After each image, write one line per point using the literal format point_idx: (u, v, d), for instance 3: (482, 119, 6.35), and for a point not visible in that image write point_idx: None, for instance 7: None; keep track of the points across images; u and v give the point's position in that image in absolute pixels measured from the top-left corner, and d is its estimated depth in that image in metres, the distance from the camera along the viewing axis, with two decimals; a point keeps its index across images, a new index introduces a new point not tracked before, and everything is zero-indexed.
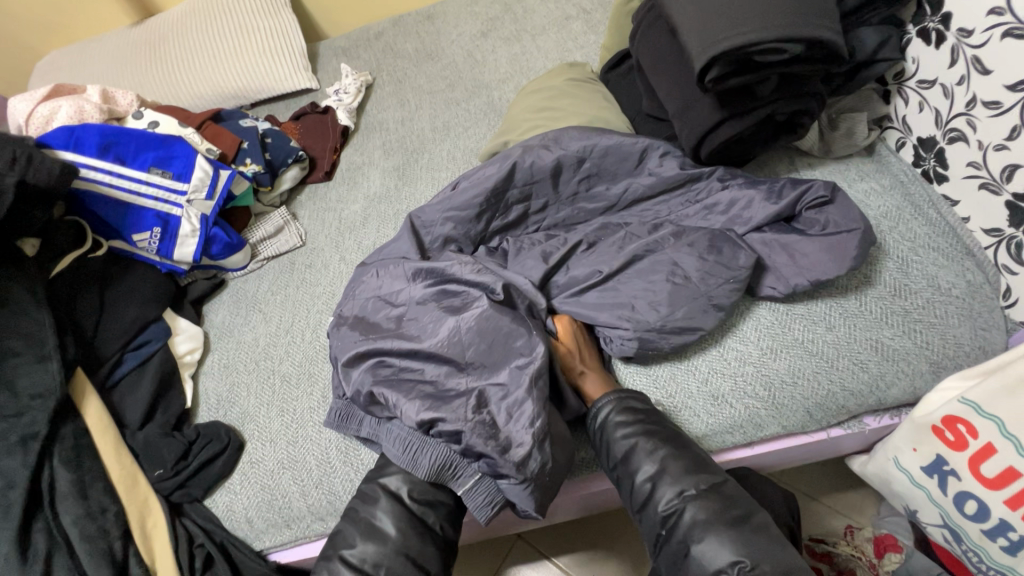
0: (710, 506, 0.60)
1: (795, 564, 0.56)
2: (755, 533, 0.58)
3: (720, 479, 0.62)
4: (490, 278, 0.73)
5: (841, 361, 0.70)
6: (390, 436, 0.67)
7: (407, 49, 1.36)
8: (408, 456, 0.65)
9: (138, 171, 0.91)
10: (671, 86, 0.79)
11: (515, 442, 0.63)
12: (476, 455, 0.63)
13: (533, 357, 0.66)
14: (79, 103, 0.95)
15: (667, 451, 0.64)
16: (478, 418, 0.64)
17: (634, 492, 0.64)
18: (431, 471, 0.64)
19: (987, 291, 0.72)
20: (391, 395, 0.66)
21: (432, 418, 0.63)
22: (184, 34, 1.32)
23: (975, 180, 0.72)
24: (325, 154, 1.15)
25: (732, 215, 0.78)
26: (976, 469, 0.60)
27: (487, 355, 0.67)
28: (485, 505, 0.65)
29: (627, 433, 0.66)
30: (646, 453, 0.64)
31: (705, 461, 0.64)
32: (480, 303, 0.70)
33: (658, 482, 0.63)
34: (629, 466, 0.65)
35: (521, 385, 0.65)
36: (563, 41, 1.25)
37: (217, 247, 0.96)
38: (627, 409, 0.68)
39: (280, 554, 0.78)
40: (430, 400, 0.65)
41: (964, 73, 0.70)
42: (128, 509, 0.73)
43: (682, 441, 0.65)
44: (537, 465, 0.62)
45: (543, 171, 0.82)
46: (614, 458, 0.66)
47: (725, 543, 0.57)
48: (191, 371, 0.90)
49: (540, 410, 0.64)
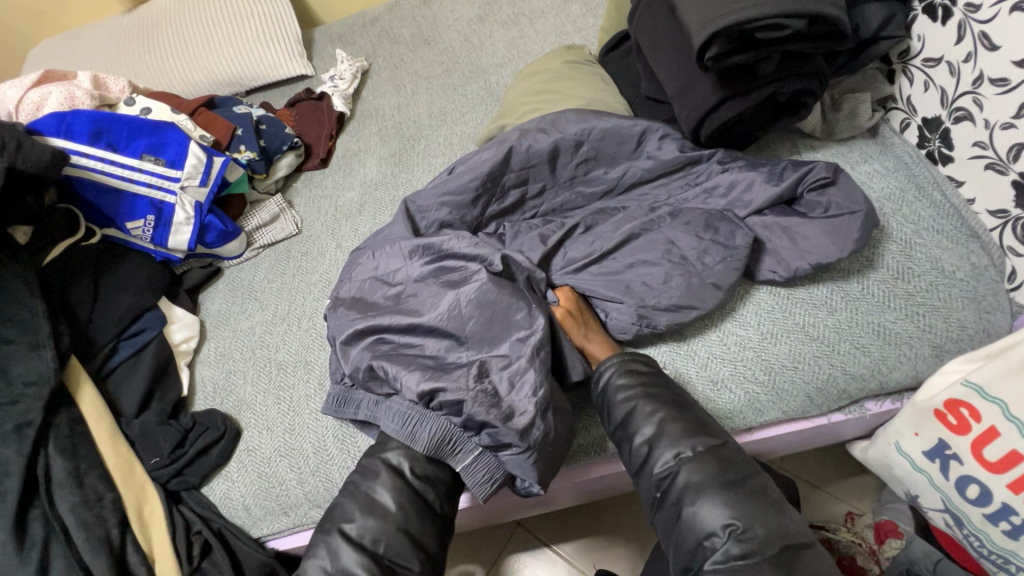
0: (705, 468, 0.59)
1: (790, 527, 0.56)
2: (749, 495, 0.57)
3: (719, 441, 0.61)
4: (489, 252, 0.72)
5: (842, 345, 0.69)
6: (390, 412, 0.66)
7: (403, 34, 1.34)
8: (407, 430, 0.64)
9: (131, 158, 0.90)
10: (670, 66, 0.78)
11: (518, 411, 0.63)
12: (478, 426, 0.63)
13: (534, 328, 0.66)
14: (70, 88, 0.94)
15: (667, 414, 0.63)
16: (480, 387, 0.63)
17: (631, 454, 0.64)
18: (430, 444, 0.63)
19: (992, 274, 0.71)
20: (391, 368, 0.65)
21: (433, 389, 0.63)
22: (177, 21, 1.30)
23: (981, 160, 0.70)
24: (321, 141, 1.13)
25: (732, 198, 0.77)
26: (979, 454, 0.60)
27: (488, 328, 0.67)
28: (485, 483, 0.64)
29: (626, 396, 0.65)
30: (645, 415, 0.63)
31: (705, 423, 0.63)
32: (479, 276, 0.69)
33: (654, 444, 0.62)
34: (628, 429, 0.64)
35: (522, 355, 0.65)
36: (562, 24, 1.23)
37: (212, 235, 0.95)
38: (630, 371, 0.67)
39: (277, 542, 0.78)
40: (431, 370, 0.65)
41: (970, 50, 0.68)
42: (125, 498, 0.72)
43: (684, 403, 0.64)
44: (540, 433, 0.62)
45: (539, 155, 0.81)
46: (614, 421, 0.65)
47: (721, 503, 0.57)
48: (188, 359, 0.90)
49: (543, 378, 0.64)
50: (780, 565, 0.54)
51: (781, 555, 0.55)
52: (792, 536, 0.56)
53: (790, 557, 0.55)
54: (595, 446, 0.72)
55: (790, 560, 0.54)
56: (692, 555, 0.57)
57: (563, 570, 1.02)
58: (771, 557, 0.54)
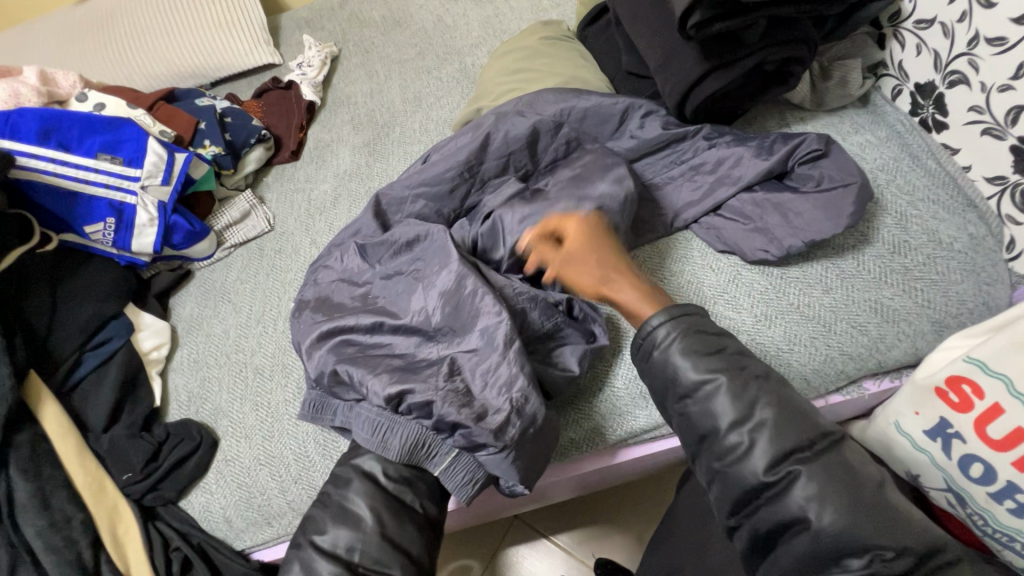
0: (828, 472, 0.48)
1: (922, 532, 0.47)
2: (881, 508, 0.47)
3: (834, 438, 0.51)
4: (440, 238, 0.69)
5: (839, 325, 0.67)
6: (358, 420, 0.62)
7: (374, 17, 1.28)
8: (377, 439, 0.61)
9: (85, 157, 0.84)
10: (651, 38, 0.73)
11: (491, 409, 0.60)
12: (450, 427, 0.59)
13: (501, 318, 0.62)
14: (15, 84, 0.89)
15: (761, 394, 0.52)
16: (450, 386, 0.61)
17: (718, 445, 0.52)
18: (403, 452, 0.60)
19: (990, 244, 0.68)
20: (356, 371, 0.62)
21: (400, 391, 0.60)
22: (133, 10, 1.23)
23: (977, 126, 0.67)
24: (290, 133, 1.08)
25: (720, 174, 0.74)
26: (982, 432, 0.58)
27: (455, 320, 0.65)
28: (467, 484, 0.61)
29: (706, 367, 0.53)
30: (732, 392, 0.52)
31: (810, 409, 0.52)
32: (444, 265, 0.67)
33: (755, 433, 0.50)
34: (709, 409, 0.53)
35: (493, 350, 0.62)
36: (539, 0, 1.17)
37: (179, 236, 0.90)
38: (702, 336, 0.55)
39: (263, 553, 0.74)
40: (398, 372, 0.62)
41: (965, 9, 0.65)
42: (95, 517, 0.69)
43: (778, 380, 0.54)
44: (517, 432, 0.59)
45: (518, 139, 0.77)
46: (686, 395, 0.54)
47: (852, 518, 0.47)
48: (159, 368, 0.85)
49: (515, 371, 0.61)
50: None
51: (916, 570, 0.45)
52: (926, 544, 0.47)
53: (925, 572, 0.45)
54: (585, 440, 0.69)
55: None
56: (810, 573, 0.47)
57: (562, 561, 1.00)
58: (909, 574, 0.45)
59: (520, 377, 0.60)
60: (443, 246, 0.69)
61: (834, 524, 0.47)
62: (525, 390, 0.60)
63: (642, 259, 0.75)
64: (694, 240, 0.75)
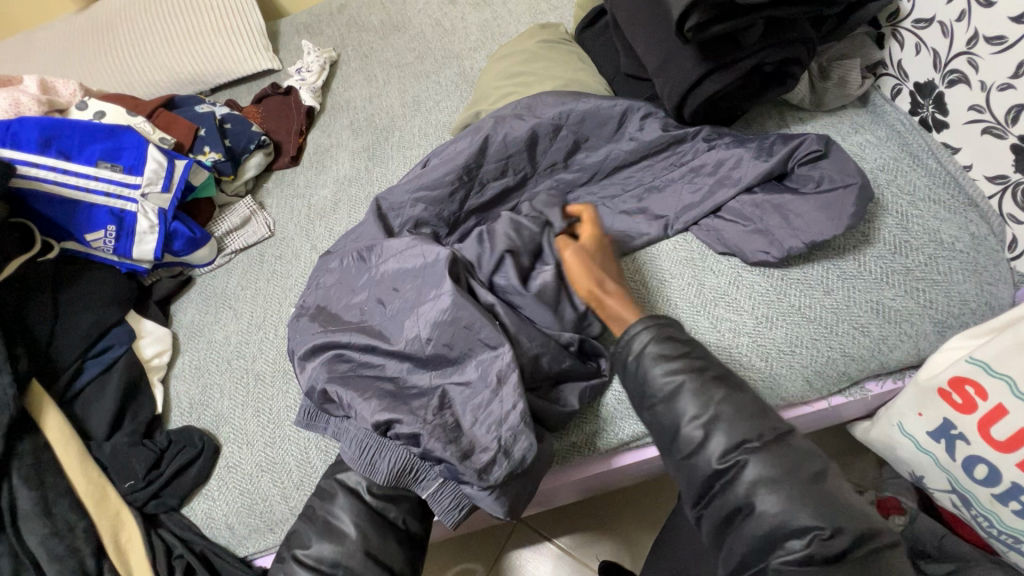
0: (778, 460, 0.50)
1: (876, 523, 0.48)
2: (832, 493, 0.48)
3: (786, 429, 0.52)
4: (439, 262, 0.67)
5: (841, 326, 0.67)
6: (348, 437, 0.63)
7: (373, 22, 1.28)
8: (365, 461, 0.61)
9: (85, 166, 0.84)
10: (649, 40, 0.73)
11: (479, 447, 0.59)
12: (435, 461, 0.59)
13: (499, 353, 0.62)
14: (15, 93, 0.89)
15: (721, 394, 0.53)
16: (439, 420, 0.60)
17: (678, 440, 0.54)
18: (390, 476, 0.60)
19: (992, 243, 0.68)
20: (346, 394, 0.62)
21: (388, 420, 0.59)
22: (134, 17, 1.23)
23: (977, 125, 0.67)
24: (290, 138, 1.08)
25: (720, 176, 0.74)
26: (986, 433, 0.57)
27: (449, 350, 0.63)
28: (453, 509, 0.61)
29: (669, 369, 0.55)
30: (694, 393, 0.54)
31: (767, 406, 0.53)
32: (441, 291, 0.65)
33: (710, 431, 0.52)
34: (672, 408, 0.54)
35: (486, 387, 0.61)
36: (537, 3, 1.17)
37: (179, 243, 0.90)
38: (668, 340, 0.57)
39: (264, 561, 0.73)
40: (388, 399, 0.61)
41: (963, 8, 0.64)
42: (100, 524, 0.69)
43: (738, 380, 0.55)
44: (502, 473, 0.58)
45: (517, 142, 0.77)
46: (654, 398, 0.56)
47: (799, 503, 0.48)
48: (161, 374, 0.85)
49: (507, 411, 0.60)
50: None
51: (868, 557, 0.46)
52: (879, 535, 0.48)
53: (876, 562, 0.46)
54: (586, 444, 0.69)
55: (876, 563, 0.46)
56: (757, 554, 0.49)
57: (565, 564, 1.00)
58: (856, 558, 0.46)
59: (512, 416, 0.59)
60: (439, 271, 0.66)
61: (775, 506, 0.48)
62: (515, 429, 0.59)
63: (642, 262, 0.75)
64: (695, 242, 0.75)
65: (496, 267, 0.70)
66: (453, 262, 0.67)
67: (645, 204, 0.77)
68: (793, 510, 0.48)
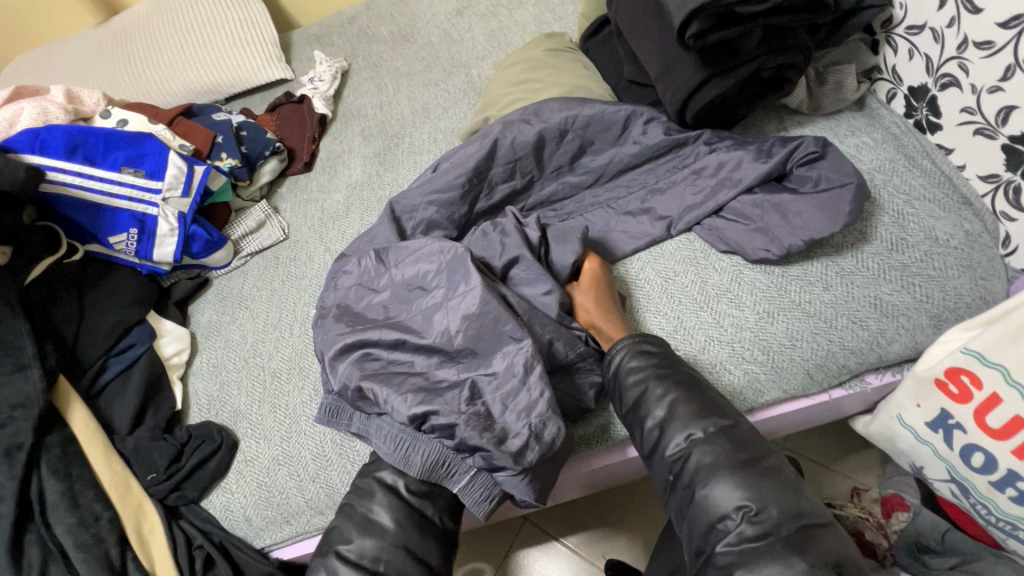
0: (717, 449, 0.56)
1: (804, 505, 0.53)
2: (763, 476, 0.54)
3: (727, 422, 0.58)
4: (461, 267, 0.69)
5: (840, 321, 0.69)
6: (380, 433, 0.65)
7: (382, 33, 1.32)
8: (400, 454, 0.63)
9: (109, 171, 0.88)
10: (651, 48, 0.76)
11: (511, 433, 0.62)
12: (471, 450, 0.62)
13: (523, 343, 0.64)
14: (43, 104, 0.93)
15: (678, 395, 0.60)
16: (472, 410, 0.62)
17: (643, 438, 0.61)
18: (424, 468, 0.63)
19: (987, 240, 0.70)
20: (380, 390, 0.64)
21: (425, 412, 0.62)
22: (152, 30, 1.28)
23: (969, 126, 0.70)
24: (303, 145, 1.12)
25: (722, 177, 0.76)
26: (982, 421, 0.59)
27: (476, 343, 0.65)
28: (484, 500, 0.64)
29: (637, 378, 0.62)
30: (656, 398, 0.60)
31: (716, 404, 0.60)
32: (468, 285, 0.67)
33: (665, 427, 0.59)
34: (639, 412, 0.61)
35: (514, 375, 0.63)
36: (541, 13, 1.21)
37: (198, 245, 0.93)
38: (642, 353, 0.64)
39: (280, 551, 0.76)
40: (421, 393, 0.64)
41: (954, 15, 0.67)
42: (123, 515, 0.71)
43: (696, 382, 0.61)
44: (535, 456, 0.61)
45: (524, 147, 0.80)
46: (625, 405, 0.63)
47: (734, 484, 0.53)
48: (179, 373, 0.88)
49: (536, 398, 0.62)
50: (792, 544, 0.50)
51: (797, 533, 0.51)
52: (806, 515, 0.52)
53: (807, 538, 0.50)
54: (597, 436, 0.71)
55: (808, 540, 0.50)
56: (704, 538, 0.54)
57: (573, 563, 1.02)
58: (784, 535, 0.50)
59: (540, 403, 0.62)
60: (460, 270, 0.69)
61: (720, 492, 0.53)
62: (544, 416, 0.62)
63: (644, 263, 0.78)
64: (698, 242, 0.78)
65: (511, 263, 0.73)
66: (472, 257, 0.69)
67: (649, 205, 0.79)
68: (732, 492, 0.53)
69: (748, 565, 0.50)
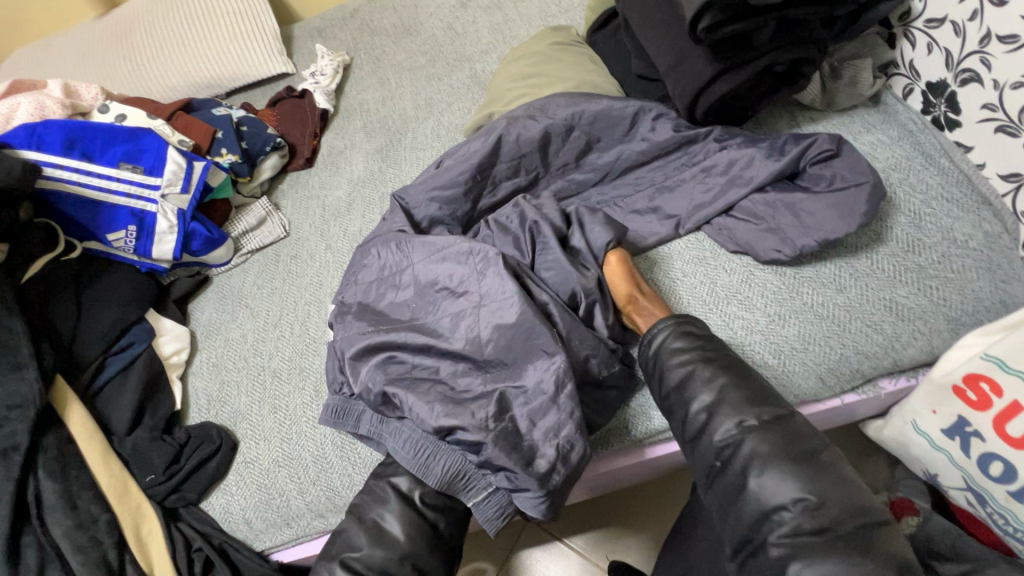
0: (772, 439, 0.54)
1: (860, 503, 0.50)
2: (820, 471, 0.52)
3: (785, 412, 0.56)
4: (498, 278, 0.66)
5: (854, 323, 0.67)
6: (400, 438, 0.64)
7: (385, 26, 1.30)
8: (419, 462, 0.62)
9: (108, 167, 0.86)
10: (661, 42, 0.74)
11: (539, 453, 0.60)
12: (495, 468, 0.60)
13: (556, 360, 0.62)
14: (39, 99, 0.92)
15: (727, 380, 0.59)
16: (500, 427, 0.61)
17: (687, 423, 0.59)
18: (443, 480, 0.62)
19: (1006, 242, 0.68)
20: (406, 397, 0.63)
21: (451, 426, 0.61)
22: (151, 24, 1.26)
23: (991, 123, 0.67)
24: (304, 140, 1.10)
25: (732, 175, 0.74)
26: (1001, 429, 0.57)
27: (508, 354, 0.64)
28: (496, 517, 0.63)
29: (682, 360, 0.61)
30: (703, 381, 0.59)
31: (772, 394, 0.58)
32: (504, 292, 0.65)
33: (714, 412, 0.57)
34: (682, 394, 0.60)
35: (545, 392, 0.62)
36: (547, 6, 1.19)
37: (197, 242, 0.91)
38: (686, 335, 0.63)
39: (282, 553, 0.75)
40: (448, 403, 0.63)
41: (976, 7, 0.65)
42: (120, 517, 0.70)
43: (745, 369, 0.60)
44: (560, 480, 0.59)
45: (530, 143, 0.78)
46: (667, 386, 0.62)
47: (789, 476, 0.52)
48: (179, 372, 0.87)
49: (567, 417, 0.60)
50: (856, 541, 0.48)
51: (856, 533, 0.49)
52: (867, 512, 0.50)
53: (854, 538, 0.48)
54: (604, 439, 0.69)
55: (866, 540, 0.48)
56: (756, 527, 0.52)
57: (577, 563, 1.01)
58: (845, 532, 0.49)
59: (569, 424, 0.60)
60: (491, 276, 0.66)
61: (773, 487, 0.52)
62: (572, 437, 0.60)
63: (652, 263, 0.76)
64: (706, 240, 0.76)
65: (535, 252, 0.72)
66: (507, 262, 0.67)
67: (657, 203, 0.77)
68: (783, 485, 0.52)
69: (805, 558, 0.48)
